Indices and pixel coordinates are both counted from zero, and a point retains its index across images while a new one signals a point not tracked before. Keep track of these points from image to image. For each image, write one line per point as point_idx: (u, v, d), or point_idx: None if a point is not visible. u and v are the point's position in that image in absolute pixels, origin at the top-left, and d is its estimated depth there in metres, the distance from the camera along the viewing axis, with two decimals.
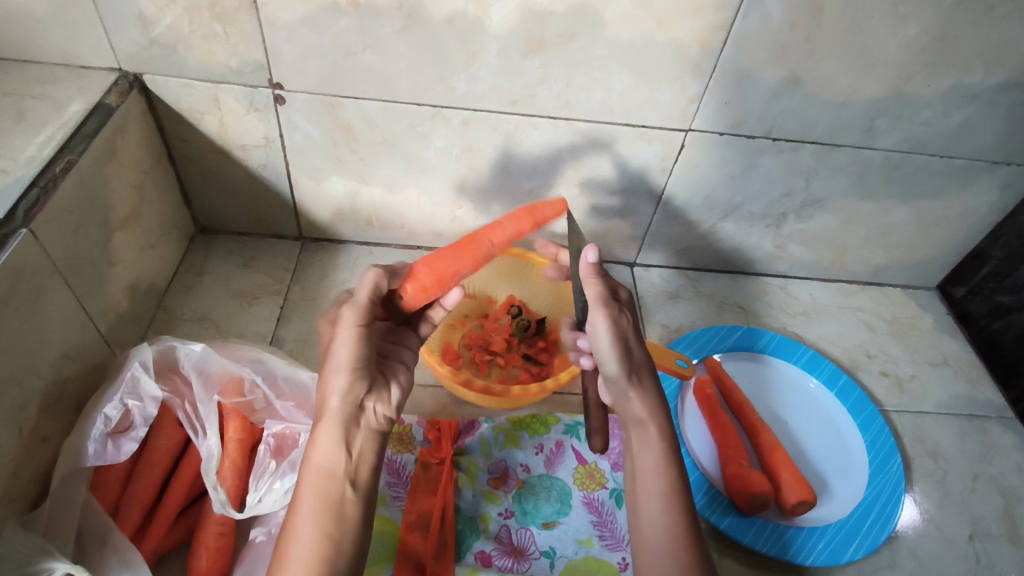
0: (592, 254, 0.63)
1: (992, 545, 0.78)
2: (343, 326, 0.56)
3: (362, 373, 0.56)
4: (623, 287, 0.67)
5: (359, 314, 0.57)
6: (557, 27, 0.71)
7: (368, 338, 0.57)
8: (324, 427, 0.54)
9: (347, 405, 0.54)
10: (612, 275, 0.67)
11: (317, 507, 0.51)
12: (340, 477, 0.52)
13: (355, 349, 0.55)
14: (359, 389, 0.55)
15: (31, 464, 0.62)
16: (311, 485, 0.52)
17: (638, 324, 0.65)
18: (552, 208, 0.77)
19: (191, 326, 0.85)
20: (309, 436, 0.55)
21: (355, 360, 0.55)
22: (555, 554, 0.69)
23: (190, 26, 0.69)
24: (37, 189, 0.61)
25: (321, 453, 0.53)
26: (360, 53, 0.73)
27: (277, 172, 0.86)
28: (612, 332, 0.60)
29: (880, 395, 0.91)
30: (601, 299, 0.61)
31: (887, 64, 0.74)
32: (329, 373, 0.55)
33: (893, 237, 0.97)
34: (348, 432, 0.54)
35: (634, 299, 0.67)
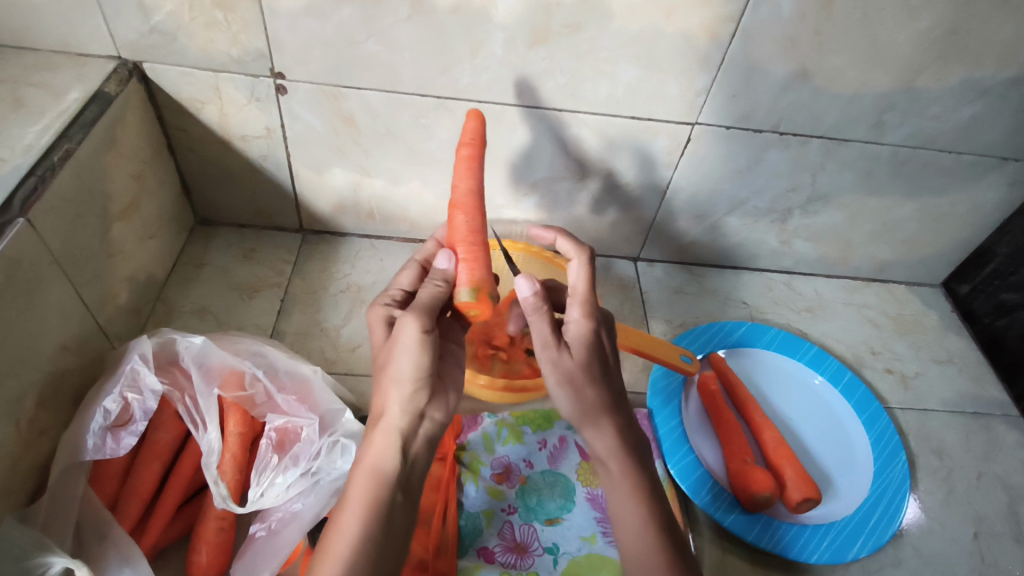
0: (527, 288, 0.58)
1: (997, 544, 0.77)
2: (405, 334, 0.54)
3: (423, 382, 0.55)
4: (586, 312, 0.58)
5: (424, 321, 0.55)
6: (564, 18, 0.69)
7: (431, 347, 0.55)
8: (384, 432, 0.54)
9: (406, 414, 0.54)
10: (577, 298, 0.60)
11: (367, 508, 0.51)
12: (393, 482, 0.53)
13: (422, 358, 0.54)
14: (419, 397, 0.55)
15: (29, 457, 0.62)
16: (361, 487, 0.52)
17: (603, 353, 0.58)
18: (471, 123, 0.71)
19: (190, 319, 0.83)
20: (365, 437, 0.55)
21: (418, 371, 0.54)
22: (558, 550, 0.68)
23: (191, 13, 0.68)
24: (34, 177, 0.60)
25: (376, 455, 0.53)
26: (363, 42, 0.71)
27: (279, 164, 0.85)
28: (555, 374, 0.56)
29: (884, 392, 0.90)
30: (546, 335, 0.56)
31: (898, 58, 0.73)
32: (389, 383, 0.55)
33: (899, 233, 0.96)
34: (406, 438, 0.54)
35: (602, 325, 0.59)
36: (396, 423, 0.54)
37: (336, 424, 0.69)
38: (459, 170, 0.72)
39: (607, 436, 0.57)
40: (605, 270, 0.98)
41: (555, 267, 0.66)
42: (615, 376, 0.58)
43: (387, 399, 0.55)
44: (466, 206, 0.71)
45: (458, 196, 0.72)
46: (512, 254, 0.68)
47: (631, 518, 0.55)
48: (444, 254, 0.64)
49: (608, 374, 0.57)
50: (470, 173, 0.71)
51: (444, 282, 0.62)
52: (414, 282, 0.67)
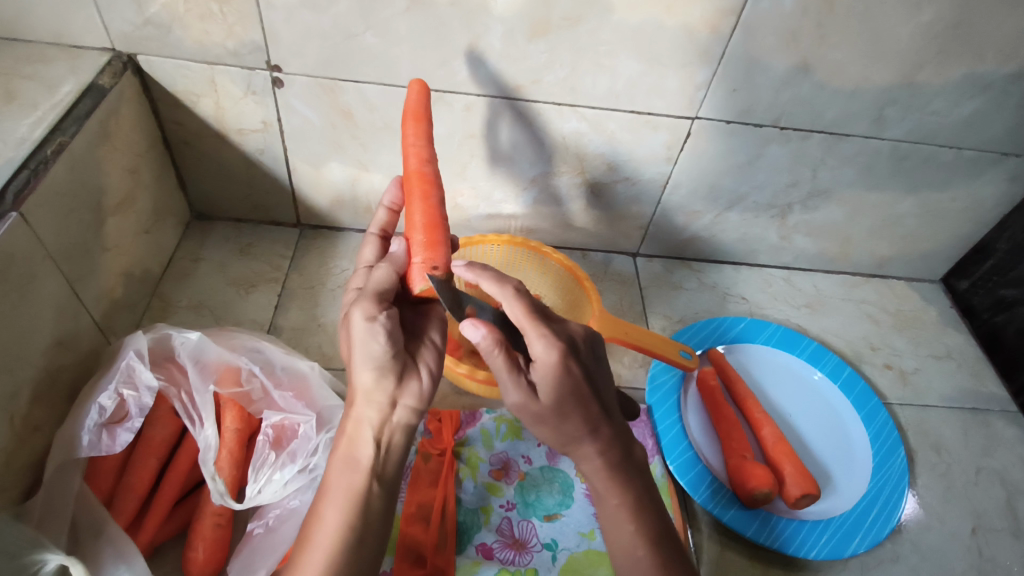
0: (474, 334, 0.53)
1: (996, 539, 0.77)
2: (359, 324, 0.53)
3: (386, 368, 0.54)
4: (548, 343, 0.53)
5: (369, 308, 0.53)
6: (564, 10, 0.69)
7: (387, 334, 0.53)
8: (355, 421, 0.53)
9: (373, 403, 0.53)
10: (533, 329, 0.54)
11: (343, 497, 0.51)
12: (366, 471, 0.52)
13: (380, 345, 0.53)
14: (385, 385, 0.54)
15: (24, 453, 0.61)
16: (337, 477, 0.52)
17: (575, 381, 0.54)
18: (411, 94, 0.70)
19: (187, 314, 0.83)
20: (341, 428, 0.55)
21: (375, 358, 0.53)
22: (557, 546, 0.68)
23: (186, 5, 0.67)
24: (27, 171, 0.59)
25: (350, 443, 0.53)
26: (361, 35, 0.71)
27: (275, 157, 0.84)
28: (525, 417, 0.55)
29: (884, 388, 0.90)
30: (510, 381, 0.54)
31: (900, 51, 0.72)
32: (353, 375, 0.54)
33: (899, 229, 0.96)
34: (379, 427, 0.53)
35: (568, 352, 0.54)
36: (367, 414, 0.53)
37: (333, 420, 0.69)
38: (408, 132, 0.70)
39: (608, 432, 0.56)
40: (604, 266, 0.98)
41: (514, 281, 0.58)
42: (596, 399, 0.55)
43: (354, 390, 0.54)
44: (417, 174, 0.69)
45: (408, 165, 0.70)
46: (474, 268, 0.59)
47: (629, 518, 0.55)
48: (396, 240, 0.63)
49: (588, 402, 0.54)
50: (416, 143, 0.69)
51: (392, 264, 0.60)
52: (379, 255, 0.69)
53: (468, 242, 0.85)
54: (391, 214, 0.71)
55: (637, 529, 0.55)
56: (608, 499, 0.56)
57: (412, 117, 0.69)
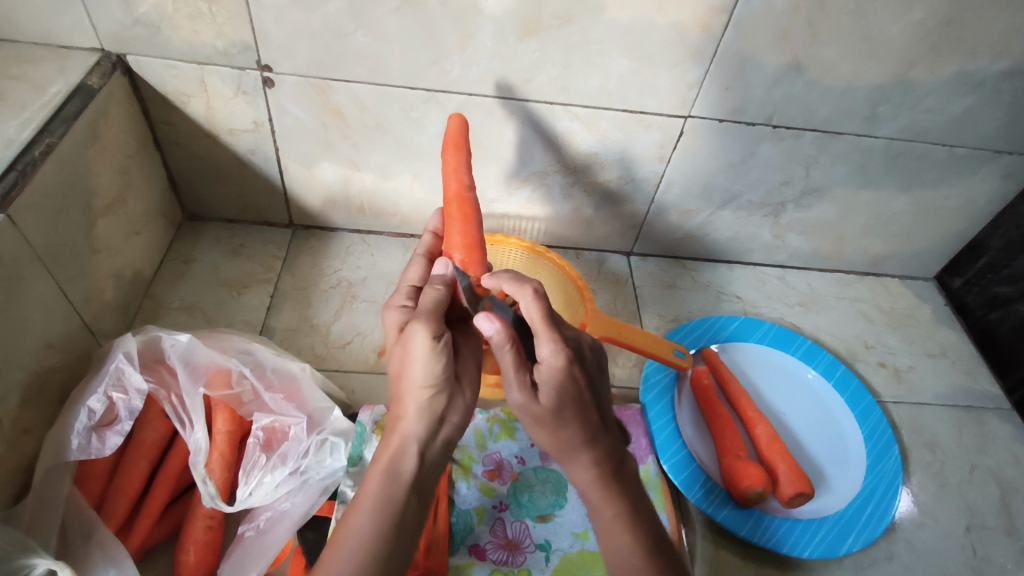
0: (489, 327, 0.51)
1: (989, 537, 0.77)
2: (417, 342, 0.52)
3: (439, 385, 0.53)
4: (556, 347, 0.53)
5: (432, 327, 0.53)
6: (554, 9, 0.69)
7: (444, 352, 0.53)
8: (400, 436, 0.52)
9: (425, 418, 0.53)
10: (544, 332, 0.53)
11: (380, 507, 0.51)
12: (407, 484, 0.52)
13: (437, 362, 0.52)
14: (439, 404, 0.53)
15: (14, 456, 0.61)
16: (374, 488, 0.51)
17: (578, 389, 0.54)
18: (451, 128, 0.72)
19: (178, 315, 0.82)
20: (382, 442, 0.54)
21: (432, 377, 0.52)
22: (550, 547, 0.67)
23: (175, 5, 0.67)
24: (15, 172, 0.59)
25: (395, 456, 0.52)
26: (351, 34, 0.70)
27: (267, 157, 0.84)
28: (526, 416, 0.55)
29: (878, 386, 0.90)
30: (514, 378, 0.53)
31: (891, 49, 0.72)
32: (406, 393, 0.53)
33: (892, 226, 0.96)
34: (425, 444, 0.53)
35: (574, 358, 0.54)
36: (415, 429, 0.52)
37: (324, 422, 0.69)
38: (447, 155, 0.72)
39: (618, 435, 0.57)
40: (598, 265, 0.98)
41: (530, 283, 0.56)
42: (596, 408, 0.55)
43: (406, 407, 0.53)
44: (455, 197, 0.70)
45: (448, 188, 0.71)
46: (498, 274, 0.59)
47: (627, 529, 0.56)
48: (442, 263, 0.62)
49: (588, 409, 0.54)
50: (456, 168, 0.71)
51: (445, 284, 0.57)
52: (423, 275, 0.66)
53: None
54: (435, 238, 0.73)
55: (635, 538, 0.56)
56: (604, 509, 0.56)
57: (452, 147, 0.71)
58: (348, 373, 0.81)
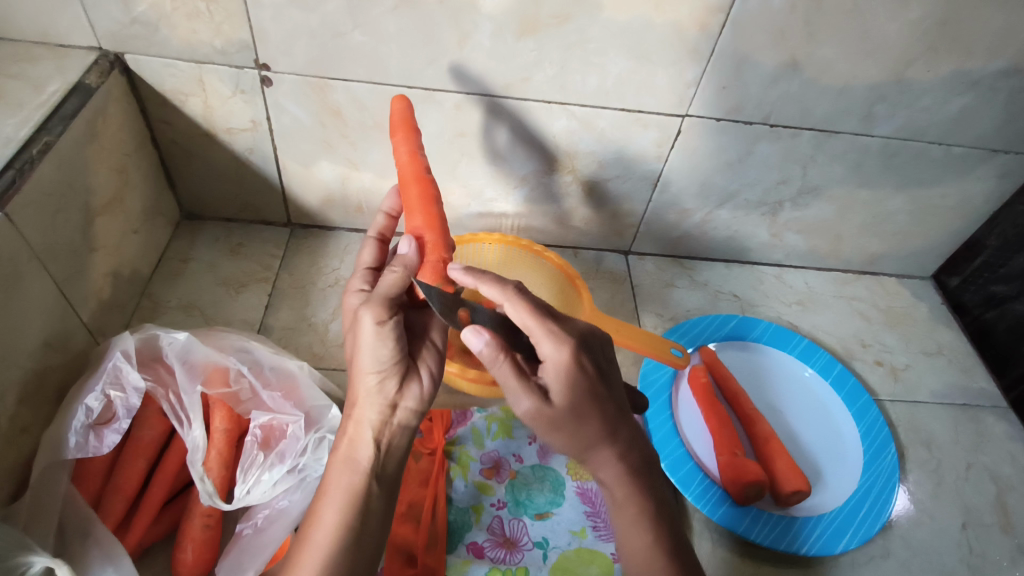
0: (478, 343, 0.53)
1: (985, 534, 0.78)
2: (364, 328, 0.53)
3: (390, 372, 0.53)
4: (559, 341, 0.54)
5: (378, 311, 0.53)
6: (552, 8, 0.69)
7: (391, 336, 0.53)
8: (356, 424, 0.53)
9: (377, 405, 0.53)
10: (540, 330, 0.55)
11: (345, 498, 0.52)
12: (367, 471, 0.53)
13: (382, 347, 0.52)
14: (389, 388, 0.53)
15: (10, 454, 0.61)
16: (337, 476, 0.53)
17: (588, 379, 0.55)
18: (397, 110, 0.71)
19: (176, 314, 0.82)
20: (341, 429, 0.55)
21: (380, 362, 0.53)
22: (548, 544, 0.68)
23: (173, 3, 0.67)
24: (12, 171, 0.58)
25: (351, 445, 0.53)
26: (349, 33, 0.70)
27: (265, 156, 0.84)
28: (540, 421, 0.54)
29: (875, 384, 0.91)
30: (525, 376, 0.54)
31: (888, 49, 0.73)
32: (356, 377, 0.54)
33: (889, 226, 0.96)
34: (379, 430, 0.53)
35: (579, 346, 0.55)
36: (369, 416, 0.53)
37: (322, 420, 0.68)
38: (398, 146, 0.70)
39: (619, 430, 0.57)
40: (596, 264, 0.98)
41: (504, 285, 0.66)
42: (612, 399, 0.56)
43: (356, 394, 0.54)
44: (414, 178, 0.69)
45: (404, 171, 0.70)
46: (473, 273, 0.59)
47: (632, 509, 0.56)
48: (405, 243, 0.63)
49: (603, 402, 0.55)
50: (410, 151, 0.70)
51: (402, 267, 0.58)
52: (377, 257, 0.68)
53: (469, 238, 0.86)
54: (390, 218, 0.72)
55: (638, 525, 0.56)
56: (623, 508, 0.57)
57: (403, 129, 0.70)
58: (346, 372, 0.81)
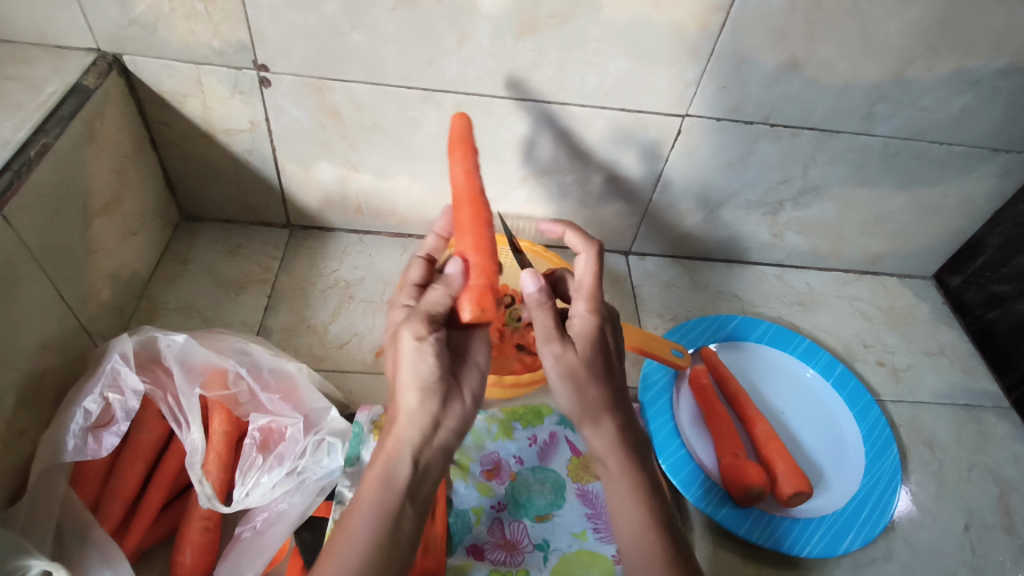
0: (533, 283, 0.55)
1: (988, 535, 0.77)
2: (405, 345, 0.52)
3: (434, 390, 0.52)
4: (569, 349, 0.54)
5: (418, 327, 0.53)
6: (551, 8, 0.68)
7: (433, 352, 0.53)
8: (395, 442, 0.52)
9: (421, 424, 0.52)
10: (583, 295, 0.60)
11: (377, 514, 0.50)
12: (402, 490, 0.51)
13: (427, 364, 0.52)
14: (432, 406, 0.52)
15: (9, 457, 0.61)
16: (372, 494, 0.51)
17: (607, 389, 0.55)
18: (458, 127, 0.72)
19: (175, 316, 0.82)
20: (378, 446, 0.53)
21: (421, 377, 0.52)
22: (549, 546, 0.67)
23: (171, 4, 0.67)
24: (11, 171, 0.58)
25: (389, 462, 0.51)
26: (348, 34, 0.70)
27: (264, 158, 0.84)
28: (557, 370, 0.53)
29: (876, 384, 0.90)
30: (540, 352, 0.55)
31: (889, 48, 0.72)
32: (399, 393, 0.53)
33: (890, 225, 0.96)
34: (420, 449, 0.52)
35: (592, 363, 0.54)
36: (410, 434, 0.51)
37: (321, 423, 0.69)
38: (455, 166, 0.70)
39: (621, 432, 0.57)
40: None
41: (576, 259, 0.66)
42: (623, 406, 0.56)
43: (398, 410, 0.53)
44: (469, 200, 0.68)
45: (461, 190, 0.69)
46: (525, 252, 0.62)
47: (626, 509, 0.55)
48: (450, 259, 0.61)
49: (613, 405, 0.55)
50: (466, 171, 0.70)
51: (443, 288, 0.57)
52: (425, 276, 0.64)
53: None
54: (440, 240, 0.72)
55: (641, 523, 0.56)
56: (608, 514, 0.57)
57: (460, 146, 0.71)
58: (345, 374, 0.81)
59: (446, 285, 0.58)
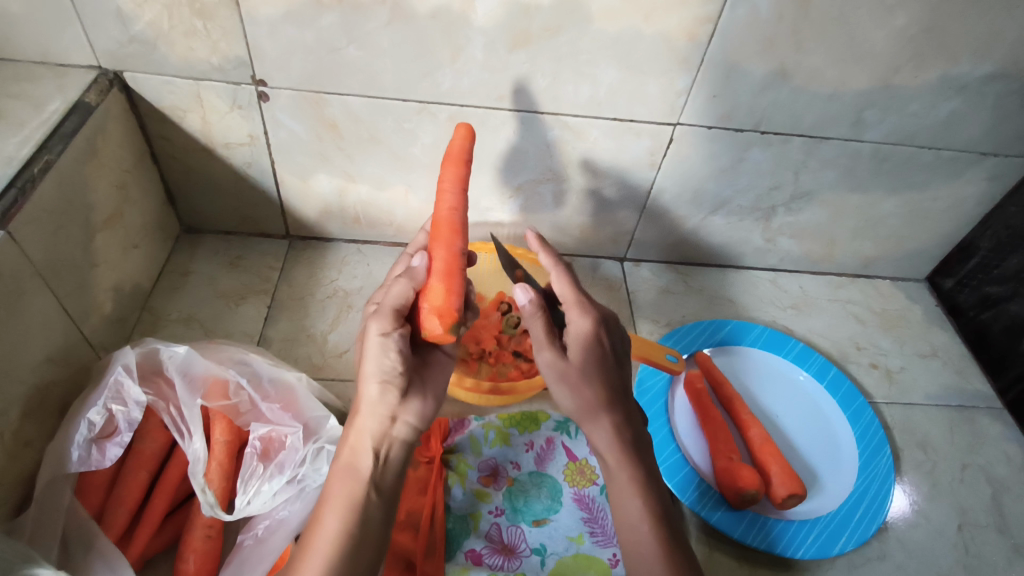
0: (523, 297, 0.58)
1: (981, 535, 0.78)
2: (371, 339, 0.56)
3: (394, 384, 0.56)
4: (583, 312, 0.60)
5: (384, 323, 0.56)
6: (543, 21, 0.70)
7: (396, 346, 0.55)
8: (355, 433, 0.55)
9: (379, 417, 0.55)
10: (573, 301, 0.61)
11: (344, 505, 0.53)
12: (366, 480, 0.54)
13: (386, 358, 0.55)
14: (391, 399, 0.56)
15: (14, 468, 0.62)
16: (337, 483, 0.54)
17: (602, 353, 0.60)
18: (458, 140, 0.73)
19: (177, 327, 0.83)
20: (341, 437, 0.57)
21: (384, 371, 0.55)
22: (546, 551, 0.68)
23: (171, 22, 0.68)
24: (14, 189, 0.60)
25: (352, 453, 0.55)
26: (344, 48, 0.72)
27: (263, 170, 0.85)
28: (551, 373, 0.60)
29: (870, 387, 0.91)
30: (544, 337, 0.60)
31: (876, 56, 0.74)
32: (360, 385, 0.56)
33: (882, 229, 0.97)
34: (380, 441, 0.55)
35: (600, 323, 0.60)
36: (369, 425, 0.55)
37: (320, 431, 0.69)
38: (446, 180, 0.72)
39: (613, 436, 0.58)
40: (591, 271, 0.99)
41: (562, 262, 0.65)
42: (618, 369, 0.61)
43: (359, 403, 0.56)
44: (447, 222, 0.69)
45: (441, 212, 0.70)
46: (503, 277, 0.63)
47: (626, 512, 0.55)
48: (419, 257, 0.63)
49: (609, 372, 0.60)
50: (453, 194, 0.71)
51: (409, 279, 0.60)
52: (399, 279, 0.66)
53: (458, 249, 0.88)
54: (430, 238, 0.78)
55: (635, 527, 0.57)
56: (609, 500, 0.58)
57: (455, 161, 0.72)
58: (344, 383, 0.82)
59: (409, 280, 0.61)
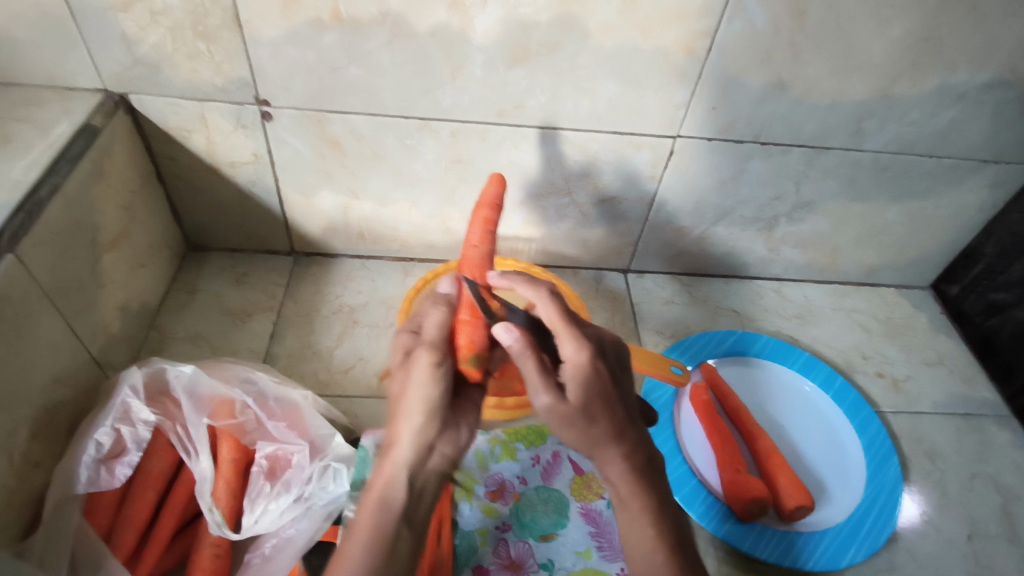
0: (507, 337, 0.55)
1: (992, 545, 0.78)
2: (420, 369, 0.56)
3: (434, 415, 0.56)
4: (578, 345, 0.57)
5: (433, 355, 0.57)
6: (542, 37, 0.71)
7: (442, 378, 0.56)
8: (391, 463, 0.54)
9: (417, 449, 0.55)
10: (565, 331, 0.58)
11: (374, 537, 0.52)
12: (398, 513, 0.53)
13: (432, 390, 0.56)
14: (429, 430, 0.55)
15: (23, 489, 0.62)
16: (368, 515, 0.53)
17: (602, 382, 0.56)
18: (490, 188, 0.77)
19: (183, 345, 0.84)
20: (375, 467, 0.56)
21: (428, 403, 0.55)
22: (553, 566, 0.68)
23: (174, 45, 0.69)
24: (22, 214, 0.60)
25: (386, 484, 0.54)
26: (345, 68, 0.73)
27: (267, 188, 0.86)
28: (552, 417, 0.55)
29: (876, 396, 0.91)
30: (539, 381, 0.55)
31: (874, 66, 0.74)
32: (401, 415, 0.55)
33: (885, 237, 0.97)
34: (414, 472, 0.55)
35: (596, 353, 0.57)
36: (404, 456, 0.54)
37: (326, 449, 0.70)
38: (473, 225, 0.76)
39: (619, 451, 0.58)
40: (595, 283, 0.99)
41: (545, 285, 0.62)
42: (622, 404, 0.57)
43: (398, 431, 0.55)
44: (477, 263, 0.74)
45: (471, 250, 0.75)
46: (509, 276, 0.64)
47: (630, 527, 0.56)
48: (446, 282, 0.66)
49: (613, 405, 0.56)
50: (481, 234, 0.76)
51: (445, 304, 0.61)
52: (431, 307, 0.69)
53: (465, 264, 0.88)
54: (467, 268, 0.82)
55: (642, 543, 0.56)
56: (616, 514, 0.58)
57: (485, 208, 0.76)
58: (350, 399, 0.82)
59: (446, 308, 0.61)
